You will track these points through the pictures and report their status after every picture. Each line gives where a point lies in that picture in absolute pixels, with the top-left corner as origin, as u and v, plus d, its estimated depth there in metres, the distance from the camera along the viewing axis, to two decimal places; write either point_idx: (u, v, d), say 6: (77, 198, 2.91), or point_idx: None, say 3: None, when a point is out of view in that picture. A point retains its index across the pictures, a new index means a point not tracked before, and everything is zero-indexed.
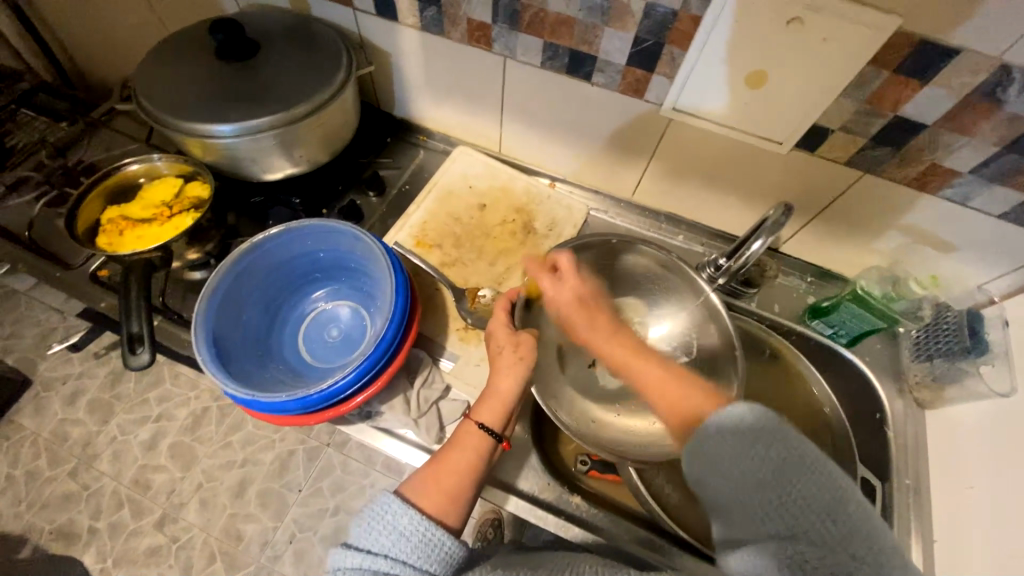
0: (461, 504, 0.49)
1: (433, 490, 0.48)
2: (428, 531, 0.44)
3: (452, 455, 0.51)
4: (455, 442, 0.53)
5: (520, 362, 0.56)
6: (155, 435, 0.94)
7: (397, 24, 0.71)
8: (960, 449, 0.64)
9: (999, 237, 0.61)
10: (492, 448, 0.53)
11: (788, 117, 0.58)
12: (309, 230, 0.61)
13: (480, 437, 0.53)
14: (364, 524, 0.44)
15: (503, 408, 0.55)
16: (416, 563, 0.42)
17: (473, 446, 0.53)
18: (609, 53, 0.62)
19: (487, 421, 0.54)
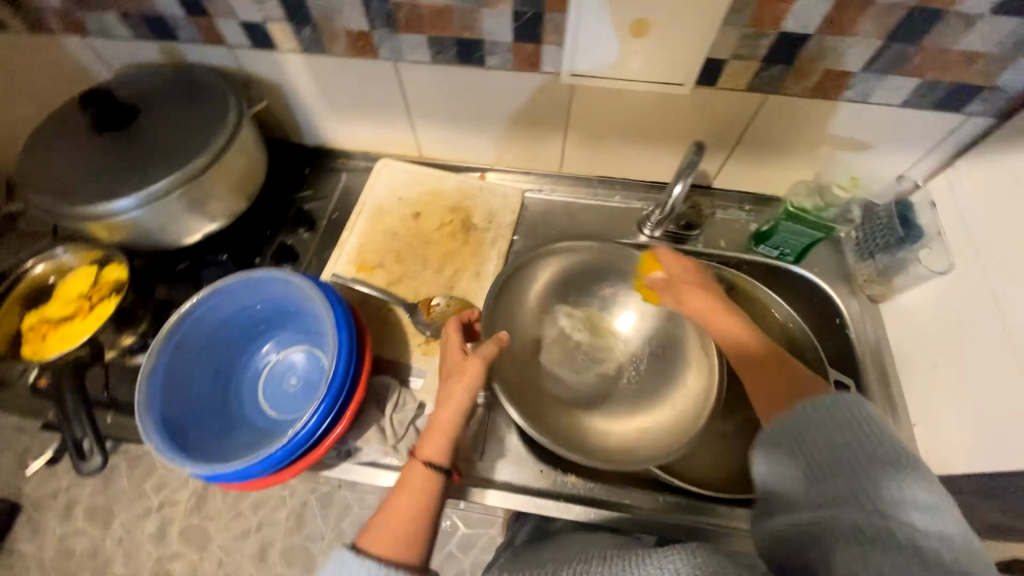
0: (416, 543, 0.47)
1: (384, 532, 0.47)
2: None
3: (399, 497, 0.50)
4: (404, 484, 0.51)
5: (465, 385, 0.55)
6: (161, 523, 0.80)
7: (276, 52, 0.68)
8: (917, 332, 0.67)
9: (906, 125, 0.63)
10: (441, 486, 0.52)
11: (682, 57, 0.58)
12: (236, 286, 0.59)
13: (427, 478, 0.51)
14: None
15: (449, 438, 0.53)
16: None
17: (420, 486, 0.51)
18: (494, 33, 0.60)
19: (432, 455, 0.52)
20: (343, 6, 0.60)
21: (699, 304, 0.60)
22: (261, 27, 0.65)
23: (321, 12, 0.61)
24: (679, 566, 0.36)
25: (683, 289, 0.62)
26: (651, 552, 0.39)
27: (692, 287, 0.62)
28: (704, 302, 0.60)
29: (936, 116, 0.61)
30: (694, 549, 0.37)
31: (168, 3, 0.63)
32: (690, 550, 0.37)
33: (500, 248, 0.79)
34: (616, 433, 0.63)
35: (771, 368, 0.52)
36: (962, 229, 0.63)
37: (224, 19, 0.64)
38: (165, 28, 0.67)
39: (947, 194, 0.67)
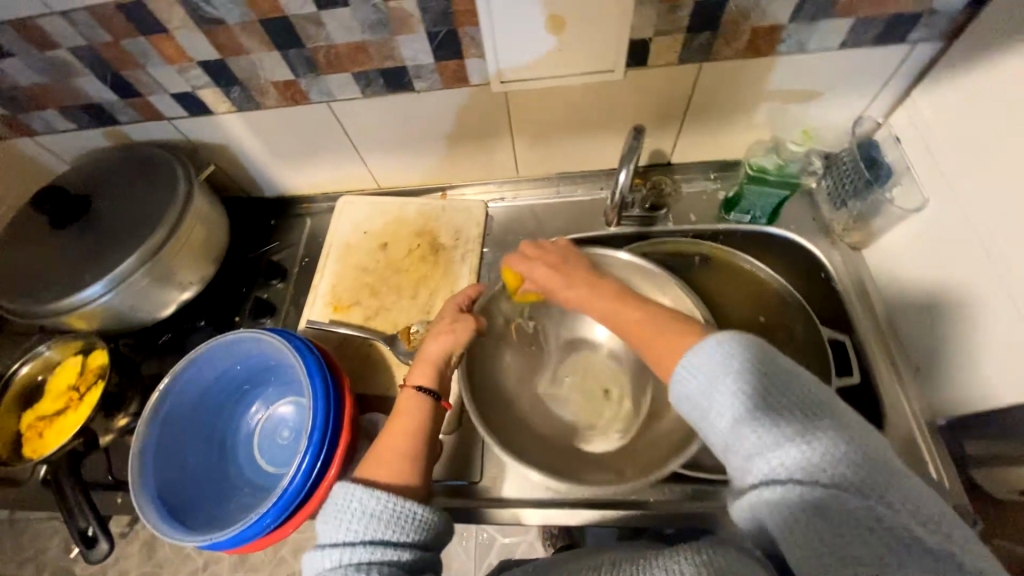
0: (409, 461, 0.48)
1: (379, 456, 0.48)
2: (394, 505, 0.43)
3: (394, 423, 0.51)
4: (399, 412, 0.52)
5: (450, 333, 0.58)
6: None
7: (214, 116, 0.69)
8: (904, 274, 0.65)
9: (852, 66, 0.61)
10: (433, 408, 0.53)
11: (605, 44, 0.57)
12: (211, 353, 0.60)
13: (419, 400, 0.52)
14: (330, 520, 0.43)
15: (436, 369, 0.55)
16: (390, 537, 0.42)
17: (411, 409, 0.52)
18: (414, 58, 0.60)
19: (421, 383, 0.54)
20: (263, 60, 0.60)
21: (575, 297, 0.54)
22: (191, 95, 0.65)
23: (244, 70, 0.62)
24: (685, 565, 0.38)
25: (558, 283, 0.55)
26: (658, 554, 0.40)
27: (564, 279, 0.55)
28: (580, 292, 0.54)
29: (879, 51, 0.59)
30: (698, 548, 0.39)
31: (99, 90, 0.64)
32: (696, 549, 0.39)
33: (471, 263, 0.78)
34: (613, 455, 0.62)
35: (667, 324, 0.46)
36: (931, 161, 0.61)
37: (155, 95, 0.65)
38: (104, 113, 0.68)
39: (911, 128, 0.64)
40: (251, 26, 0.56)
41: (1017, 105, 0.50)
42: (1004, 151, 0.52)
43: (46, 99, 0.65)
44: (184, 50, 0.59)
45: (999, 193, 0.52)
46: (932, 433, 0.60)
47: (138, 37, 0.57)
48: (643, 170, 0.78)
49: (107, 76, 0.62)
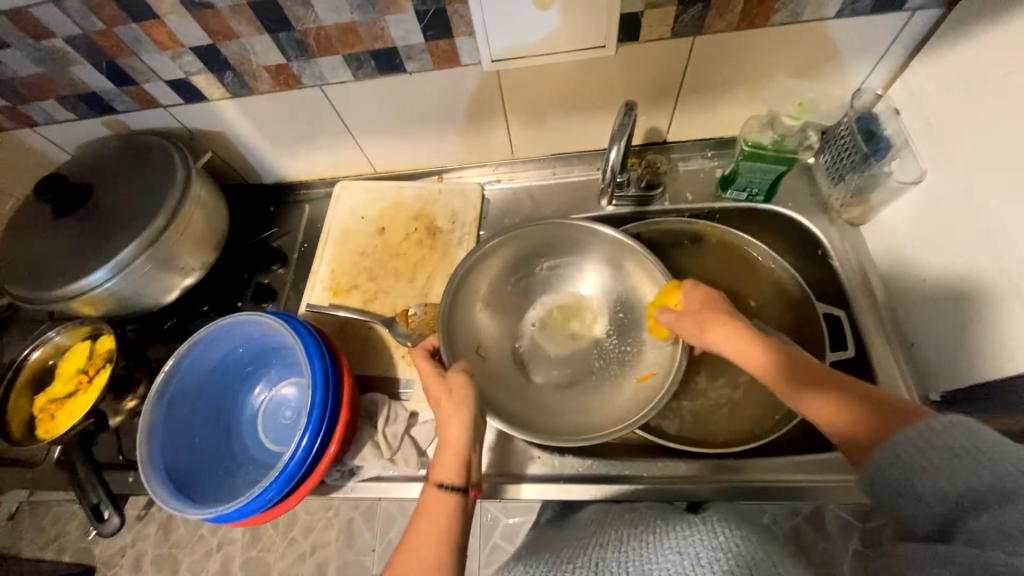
0: (445, 568, 0.46)
1: (412, 564, 0.45)
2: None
3: (422, 525, 0.48)
4: (423, 512, 0.49)
5: (460, 407, 0.54)
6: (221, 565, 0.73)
7: (209, 102, 0.70)
8: (901, 249, 0.64)
9: (848, 37, 0.60)
10: (462, 503, 0.50)
11: (595, 19, 0.57)
12: (213, 336, 0.62)
13: (445, 497, 0.50)
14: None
15: (459, 457, 0.52)
16: None
17: (441, 509, 0.49)
18: (404, 38, 0.60)
19: (448, 478, 0.50)
20: (254, 44, 0.60)
21: (720, 341, 0.53)
22: (185, 82, 0.66)
23: (236, 55, 0.62)
24: (701, 549, 0.36)
25: (705, 325, 0.54)
26: (669, 533, 0.39)
27: (711, 322, 0.54)
28: (725, 334, 0.53)
29: (876, 21, 0.58)
30: (714, 529, 0.37)
31: (96, 79, 0.65)
32: (711, 530, 0.37)
33: (467, 246, 0.79)
34: (596, 410, 0.65)
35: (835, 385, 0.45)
36: (929, 133, 0.60)
37: (151, 82, 0.66)
38: (101, 102, 0.69)
39: (909, 99, 0.63)
40: (240, 10, 0.56)
41: (1013, 72, 0.49)
42: (1004, 119, 0.51)
43: (44, 89, 0.66)
44: (176, 36, 0.60)
45: (998, 164, 0.52)
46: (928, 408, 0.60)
47: (130, 23, 0.58)
48: (639, 150, 0.78)
49: (101, 65, 0.63)
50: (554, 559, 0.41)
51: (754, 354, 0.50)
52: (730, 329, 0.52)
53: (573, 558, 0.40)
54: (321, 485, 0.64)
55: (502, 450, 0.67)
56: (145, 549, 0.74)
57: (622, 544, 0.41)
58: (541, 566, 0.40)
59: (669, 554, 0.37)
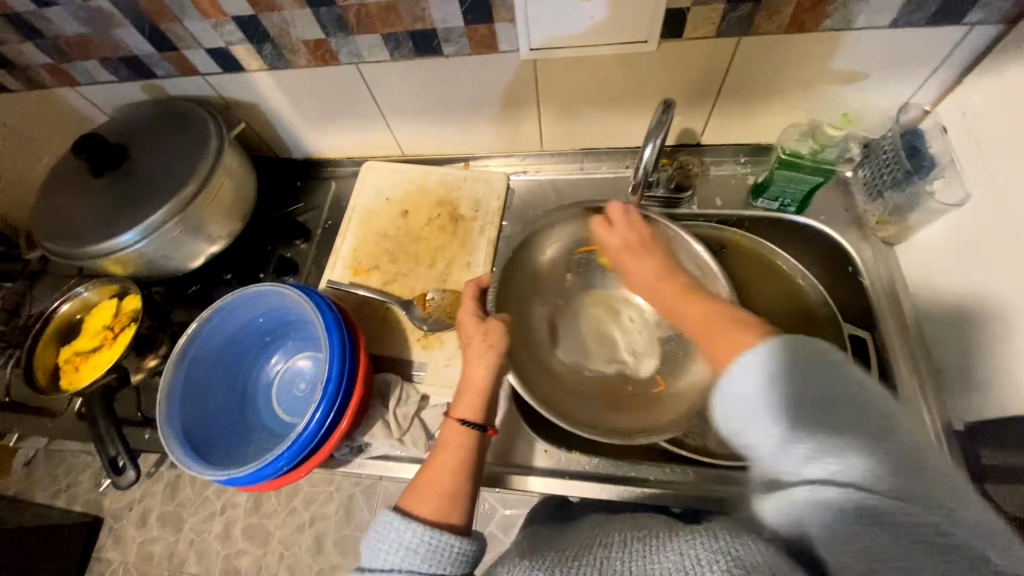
0: (457, 501, 0.48)
1: (428, 494, 0.48)
2: (435, 539, 0.43)
3: (441, 456, 0.51)
4: (441, 444, 0.53)
5: (490, 351, 0.56)
6: (226, 524, 0.75)
7: (245, 73, 0.70)
8: (937, 273, 0.62)
9: (903, 47, 0.58)
10: (480, 439, 0.53)
11: (640, 14, 0.56)
12: (235, 304, 0.63)
13: (464, 433, 0.53)
14: (370, 546, 0.43)
15: (481, 398, 0.54)
16: (429, 571, 0.42)
17: (459, 443, 0.52)
18: (443, 21, 0.59)
19: (467, 415, 0.54)
20: (294, 17, 0.61)
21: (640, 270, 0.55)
22: (224, 50, 0.66)
23: (276, 27, 0.62)
24: (701, 550, 0.34)
25: (629, 260, 0.57)
26: (672, 535, 0.37)
27: (637, 257, 0.56)
28: (644, 266, 0.55)
29: (934, 33, 0.55)
30: (716, 534, 0.35)
31: (138, 43, 0.66)
32: (713, 534, 0.35)
33: (489, 235, 0.79)
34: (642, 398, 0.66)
35: (690, 295, 0.49)
36: (975, 153, 0.58)
37: (191, 49, 0.67)
38: (142, 67, 0.70)
39: (960, 117, 0.61)
40: None
41: None
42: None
43: (87, 49, 0.67)
44: (220, 5, 0.60)
45: None
46: (949, 436, 0.58)
47: None
48: (670, 150, 0.76)
49: (145, 28, 0.64)
50: (554, 560, 0.41)
51: (670, 290, 0.51)
52: (650, 262, 0.55)
53: (576, 558, 0.40)
54: (329, 458, 0.65)
55: (508, 440, 0.67)
56: (152, 506, 0.76)
57: (626, 547, 0.39)
58: (546, 561, 0.41)
59: (668, 556, 0.35)
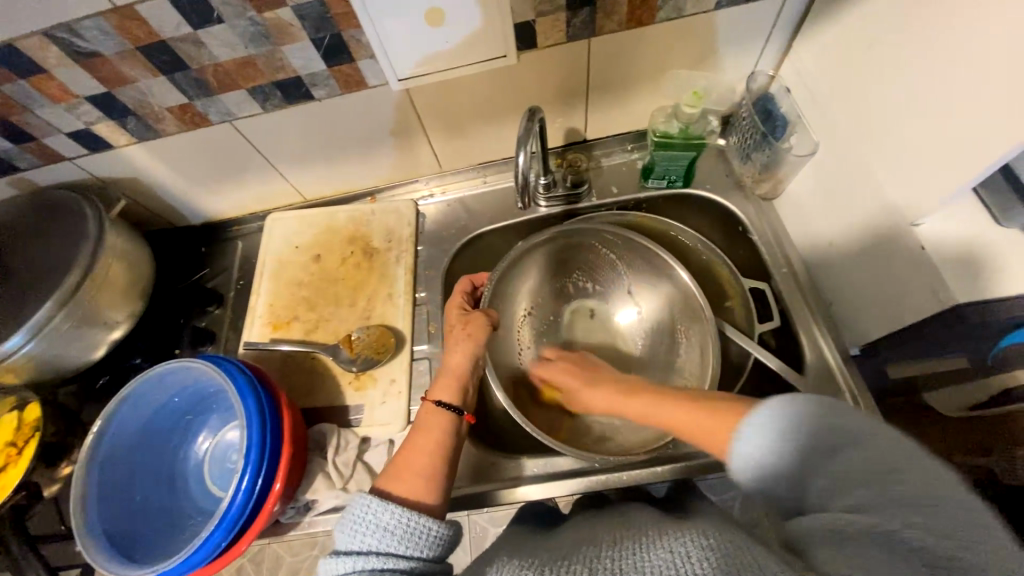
0: (434, 482, 0.48)
1: (406, 476, 0.47)
2: (412, 521, 0.40)
3: (416, 438, 0.52)
4: (420, 426, 0.54)
5: (470, 337, 0.62)
6: None
7: (114, 149, 0.68)
8: (809, 218, 0.68)
9: (734, 24, 0.63)
10: (456, 423, 0.55)
11: (491, 30, 0.58)
12: (143, 390, 0.60)
13: (441, 414, 0.55)
14: (346, 529, 0.40)
15: (457, 380, 0.58)
16: (406, 554, 0.39)
17: (437, 424, 0.54)
18: (306, 67, 0.60)
19: (446, 398, 0.56)
20: (151, 87, 0.59)
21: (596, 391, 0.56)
22: (87, 132, 0.64)
23: (135, 100, 0.61)
24: (690, 548, 0.34)
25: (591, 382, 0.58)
26: (661, 534, 0.37)
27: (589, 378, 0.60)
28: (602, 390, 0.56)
29: (755, 6, 0.61)
30: (705, 532, 0.35)
31: None
32: (701, 533, 0.35)
33: (405, 263, 0.79)
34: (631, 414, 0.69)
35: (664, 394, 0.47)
36: (813, 108, 0.64)
37: (49, 136, 0.64)
38: (0, 163, 0.66)
39: (797, 77, 0.67)
40: (130, 54, 0.55)
41: (875, 43, 0.54)
42: (867, 77, 0.55)
43: None
44: (68, 88, 0.58)
45: (872, 130, 0.55)
46: (848, 362, 0.64)
47: (14, 79, 0.56)
48: (561, 150, 0.80)
49: None
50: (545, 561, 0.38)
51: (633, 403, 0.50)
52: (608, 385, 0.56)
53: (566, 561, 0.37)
54: (277, 525, 0.63)
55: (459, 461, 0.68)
56: None
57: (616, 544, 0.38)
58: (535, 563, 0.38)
59: (659, 555, 0.34)
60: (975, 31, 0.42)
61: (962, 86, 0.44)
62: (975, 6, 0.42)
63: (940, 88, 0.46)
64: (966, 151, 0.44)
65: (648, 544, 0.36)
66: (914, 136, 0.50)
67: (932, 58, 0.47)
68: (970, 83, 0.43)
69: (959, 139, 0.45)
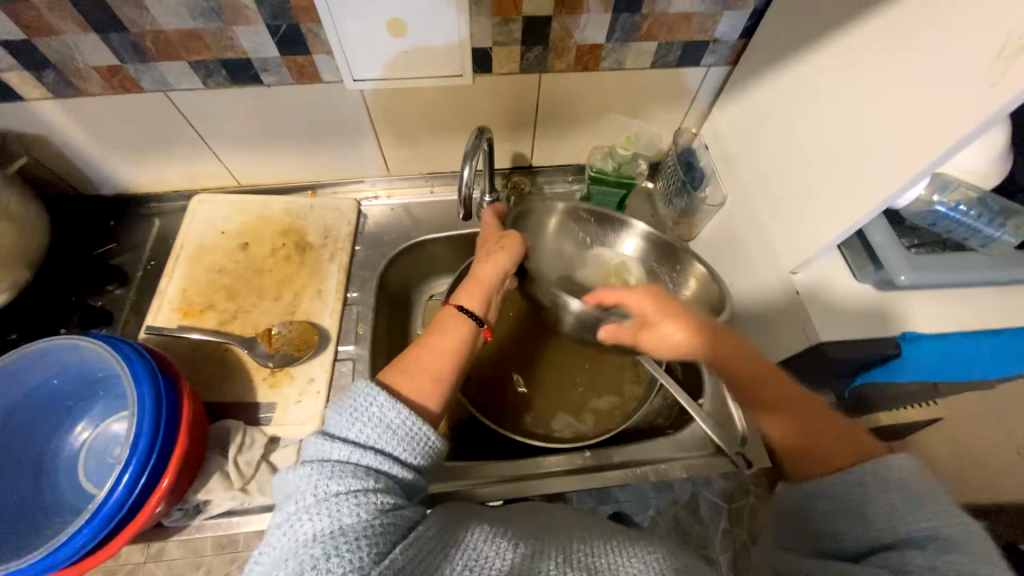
0: (441, 384, 0.48)
1: (414, 371, 0.48)
2: (415, 427, 0.41)
3: (435, 337, 0.52)
4: (440, 325, 0.53)
5: (502, 252, 0.61)
6: None
7: (24, 102, 0.62)
8: (718, 257, 0.77)
9: (666, 83, 0.71)
10: (473, 334, 0.54)
11: (449, 50, 0.62)
12: (16, 368, 0.53)
13: (461, 319, 0.54)
14: (349, 414, 0.40)
15: (483, 291, 0.58)
16: (399, 457, 0.40)
17: (455, 329, 0.53)
18: (257, 50, 0.59)
19: (466, 305, 0.56)
20: (79, 43, 0.55)
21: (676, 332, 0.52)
22: None
23: (57, 53, 0.56)
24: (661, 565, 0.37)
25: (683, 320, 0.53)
26: (624, 545, 0.40)
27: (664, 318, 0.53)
28: (676, 330, 0.52)
29: (684, 71, 0.70)
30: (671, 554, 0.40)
31: None
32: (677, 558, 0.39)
33: (340, 261, 0.77)
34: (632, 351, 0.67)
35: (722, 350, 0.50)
36: (723, 166, 0.75)
37: None
38: None
39: (714, 137, 0.77)
40: (58, 4, 0.52)
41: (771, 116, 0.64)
42: (790, 117, 0.60)
43: None
44: None
45: (766, 186, 0.65)
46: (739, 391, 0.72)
47: None
48: (507, 172, 0.84)
49: None
50: (520, 538, 0.40)
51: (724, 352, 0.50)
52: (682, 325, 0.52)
53: (543, 544, 0.39)
54: (160, 527, 0.58)
55: None
56: None
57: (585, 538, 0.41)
58: (514, 540, 0.39)
59: (635, 562, 0.38)
60: (883, 80, 0.47)
61: (834, 152, 0.53)
62: (843, 92, 0.52)
63: (819, 153, 0.55)
64: (862, 183, 0.49)
65: (611, 544, 0.40)
66: (798, 192, 0.59)
67: (847, 100, 0.51)
68: (839, 150, 0.52)
69: (864, 175, 0.49)
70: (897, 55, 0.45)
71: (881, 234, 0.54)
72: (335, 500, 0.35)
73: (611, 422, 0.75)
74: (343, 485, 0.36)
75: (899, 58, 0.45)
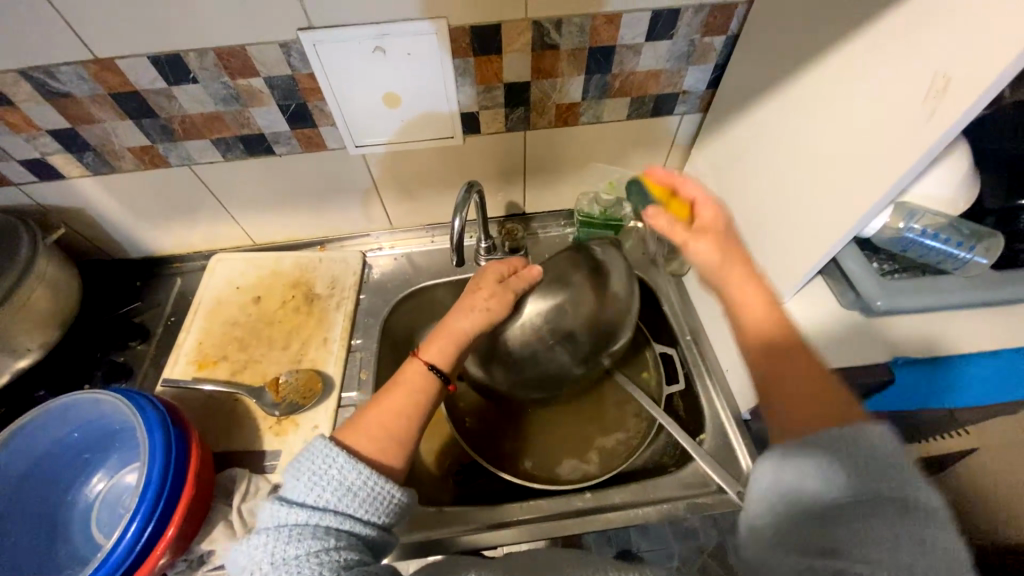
0: (399, 442, 0.49)
1: (372, 432, 0.48)
2: (377, 485, 0.43)
3: (394, 394, 0.52)
4: (402, 380, 0.53)
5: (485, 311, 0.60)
6: None
7: (66, 180, 0.70)
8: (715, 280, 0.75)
9: (643, 131, 0.77)
10: (437, 387, 0.54)
11: (439, 116, 0.69)
12: (40, 423, 0.57)
13: (426, 375, 0.54)
14: (306, 477, 0.42)
15: (454, 345, 0.57)
16: (357, 514, 0.42)
17: (417, 385, 0.53)
18: (270, 126, 0.67)
19: (435, 359, 0.55)
20: (116, 128, 0.64)
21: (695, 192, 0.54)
22: (41, 161, 0.66)
23: (97, 137, 0.64)
24: None
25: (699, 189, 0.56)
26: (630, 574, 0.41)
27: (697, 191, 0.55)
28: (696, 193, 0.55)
29: (658, 120, 0.75)
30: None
31: None
32: None
33: (345, 310, 0.81)
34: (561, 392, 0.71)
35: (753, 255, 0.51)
36: None
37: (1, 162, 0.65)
38: None
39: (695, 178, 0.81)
40: (101, 98, 0.60)
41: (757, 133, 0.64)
42: (780, 125, 0.59)
43: None
44: (33, 121, 0.61)
45: (764, 197, 0.63)
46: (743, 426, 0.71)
47: None
48: (502, 220, 0.89)
49: None
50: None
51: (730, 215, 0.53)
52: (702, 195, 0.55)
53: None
54: None
55: None
56: None
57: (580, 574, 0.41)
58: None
59: None
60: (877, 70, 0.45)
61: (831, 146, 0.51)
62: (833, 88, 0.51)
63: (816, 151, 0.53)
64: (866, 173, 0.47)
65: None
66: (799, 194, 0.56)
67: (845, 97, 0.49)
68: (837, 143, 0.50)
69: (868, 172, 0.46)
70: (887, 53, 0.44)
71: (854, 263, 0.54)
72: (295, 564, 0.37)
73: (613, 461, 0.74)
74: (303, 548, 0.38)
75: (894, 55, 0.43)
